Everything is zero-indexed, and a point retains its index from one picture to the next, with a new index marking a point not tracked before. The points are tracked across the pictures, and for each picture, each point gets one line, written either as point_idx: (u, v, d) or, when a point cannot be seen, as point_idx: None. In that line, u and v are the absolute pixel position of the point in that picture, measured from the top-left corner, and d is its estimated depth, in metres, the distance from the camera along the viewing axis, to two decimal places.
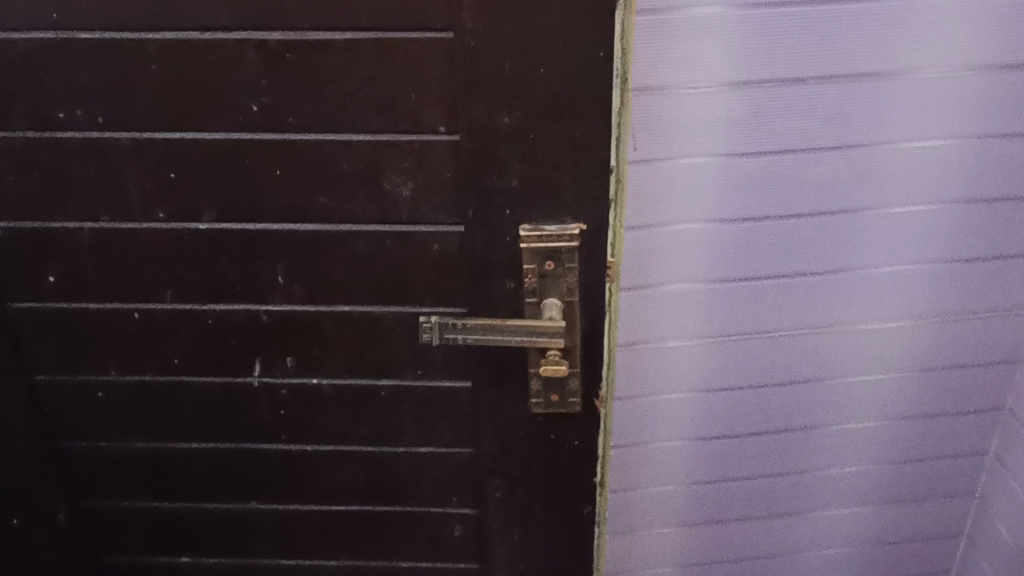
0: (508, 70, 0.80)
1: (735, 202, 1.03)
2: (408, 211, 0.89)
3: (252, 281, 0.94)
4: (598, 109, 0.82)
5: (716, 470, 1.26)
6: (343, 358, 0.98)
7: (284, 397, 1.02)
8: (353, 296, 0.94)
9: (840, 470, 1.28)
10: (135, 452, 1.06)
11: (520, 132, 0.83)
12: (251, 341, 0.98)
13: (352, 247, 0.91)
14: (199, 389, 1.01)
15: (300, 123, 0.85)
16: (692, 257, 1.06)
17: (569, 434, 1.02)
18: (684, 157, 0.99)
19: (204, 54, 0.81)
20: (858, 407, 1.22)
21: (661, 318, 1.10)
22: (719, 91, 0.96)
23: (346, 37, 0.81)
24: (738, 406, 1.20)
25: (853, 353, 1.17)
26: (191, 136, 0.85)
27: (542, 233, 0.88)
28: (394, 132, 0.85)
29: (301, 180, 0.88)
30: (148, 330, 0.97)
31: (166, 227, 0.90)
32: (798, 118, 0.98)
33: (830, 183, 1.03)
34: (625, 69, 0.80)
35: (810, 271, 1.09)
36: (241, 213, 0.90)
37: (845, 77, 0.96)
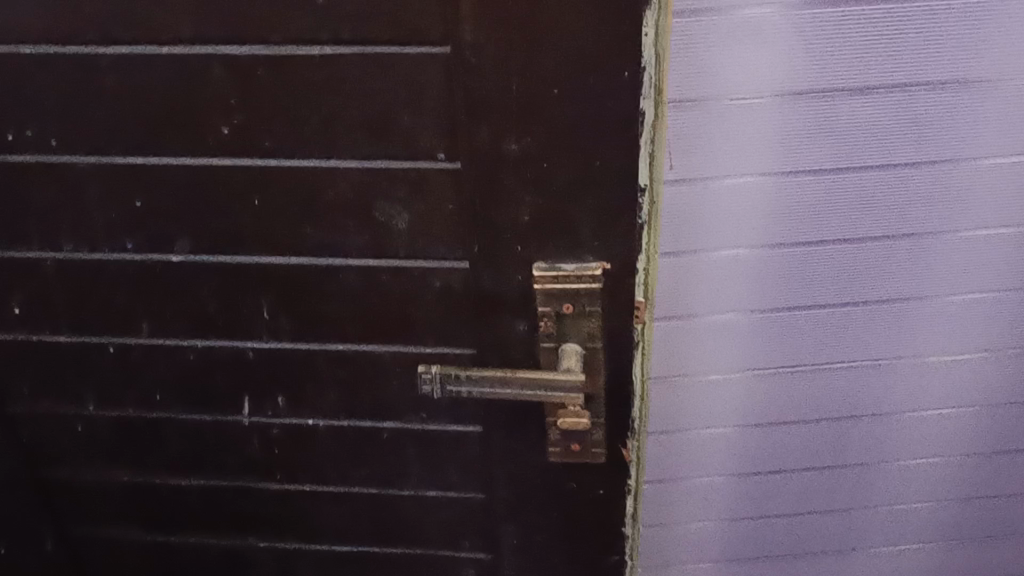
0: (516, 91, 0.67)
1: (788, 225, 0.89)
2: (405, 244, 0.77)
3: (234, 316, 0.84)
4: (623, 135, 0.69)
5: (761, 507, 1.13)
6: (339, 397, 0.89)
7: (276, 436, 0.92)
8: (346, 334, 0.84)
9: (903, 508, 1.14)
10: (122, 486, 0.98)
11: (531, 160, 0.70)
12: (238, 378, 0.88)
13: (343, 283, 0.80)
14: (185, 425, 0.92)
15: (278, 147, 0.73)
16: (737, 286, 0.93)
17: (594, 483, 0.91)
18: (728, 175, 0.86)
19: (164, 69, 0.70)
20: (924, 444, 1.08)
21: (700, 349, 0.98)
22: (770, 102, 0.82)
23: (324, 50, 0.68)
24: (786, 441, 1.07)
25: (919, 387, 1.03)
26: (156, 161, 0.75)
27: (558, 273, 0.76)
28: (386, 157, 0.73)
29: (282, 209, 0.76)
30: (126, 363, 0.88)
31: (136, 258, 0.81)
32: (864, 134, 0.84)
33: (898, 204, 0.89)
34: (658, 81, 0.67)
35: (872, 300, 0.95)
36: (218, 245, 0.79)
37: (920, 86, 0.82)
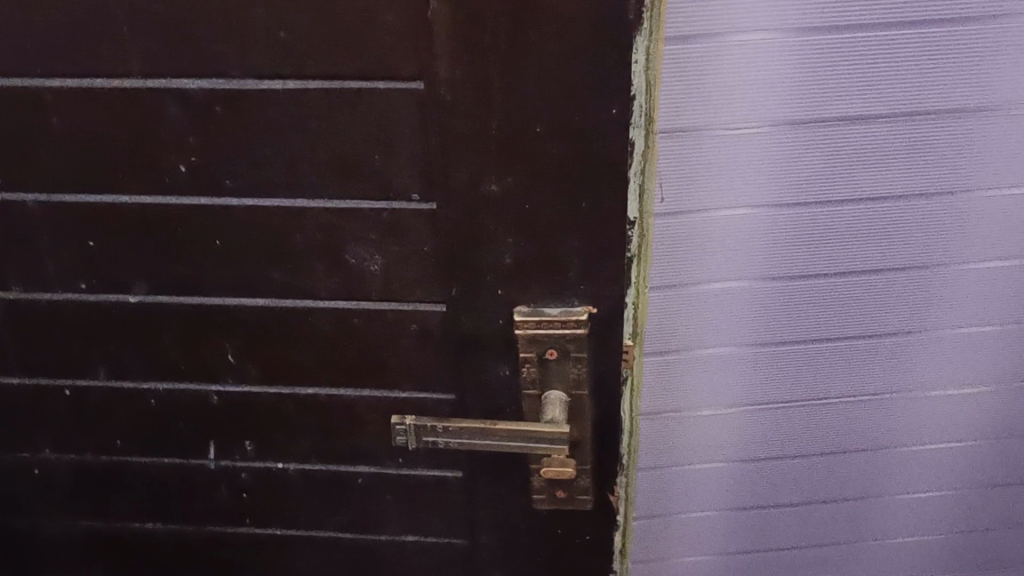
0: (496, 129, 0.62)
1: (786, 259, 0.85)
2: (379, 286, 0.72)
3: (198, 359, 0.78)
4: (612, 175, 0.64)
5: (755, 542, 1.08)
6: (312, 441, 0.84)
7: (245, 482, 0.87)
8: (317, 378, 0.79)
9: (902, 541, 1.09)
10: (83, 532, 0.93)
11: (512, 201, 0.65)
12: (203, 422, 0.83)
13: (314, 325, 0.75)
14: (148, 470, 0.87)
15: (240, 186, 0.68)
16: (731, 320, 0.89)
17: (581, 530, 0.86)
18: (723, 208, 0.81)
19: (115, 104, 0.65)
20: (925, 477, 1.03)
21: (692, 384, 0.93)
22: (766, 131, 0.77)
23: (288, 85, 0.63)
24: (782, 476, 1.02)
25: (920, 421, 0.98)
26: (108, 201, 0.70)
27: (542, 318, 0.71)
28: (357, 198, 0.67)
29: (246, 250, 0.71)
30: (83, 408, 0.83)
31: (91, 301, 0.76)
32: (866, 164, 0.80)
33: (902, 236, 0.84)
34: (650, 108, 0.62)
35: (874, 332, 0.91)
36: (178, 287, 0.74)
37: (926, 115, 0.78)
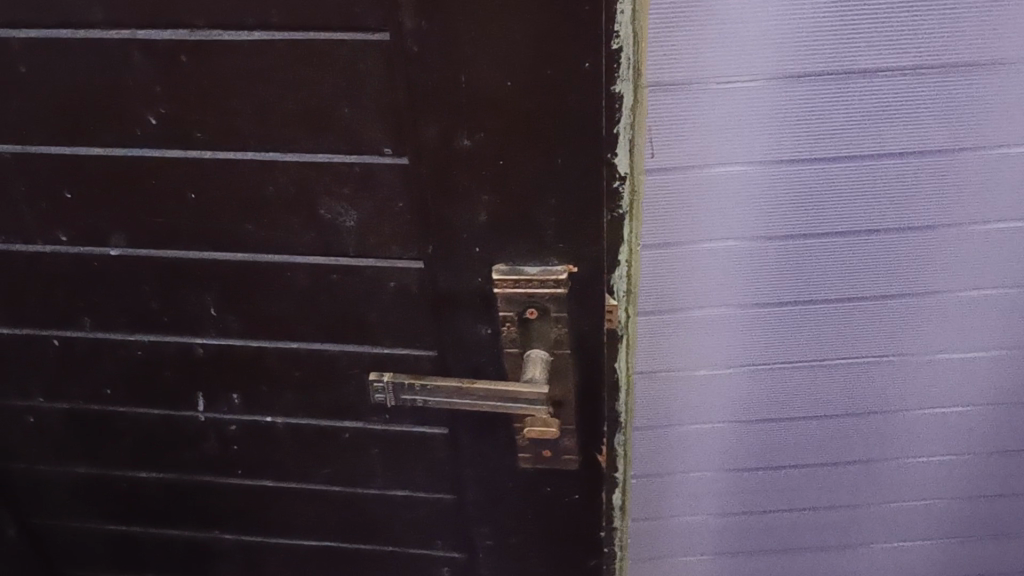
0: (466, 82, 0.60)
1: (783, 217, 0.82)
2: (355, 242, 0.71)
3: (180, 312, 0.78)
4: (587, 131, 0.62)
5: (755, 503, 1.07)
6: (297, 396, 0.83)
7: (234, 434, 0.88)
8: (298, 334, 0.78)
9: (906, 505, 1.07)
10: (80, 477, 0.95)
11: (485, 158, 0.63)
12: (189, 374, 0.83)
13: (292, 281, 0.74)
14: (138, 420, 0.88)
15: (211, 139, 0.67)
16: (727, 279, 0.86)
17: (567, 489, 0.85)
18: (717, 164, 0.79)
19: (81, 54, 0.64)
20: (930, 441, 1.01)
21: (687, 344, 0.91)
22: (761, 85, 0.74)
23: (254, 36, 0.61)
24: (783, 438, 1.00)
25: (925, 385, 0.95)
26: (82, 152, 0.69)
27: (520, 276, 0.69)
28: (329, 152, 0.66)
29: (221, 204, 0.70)
30: (71, 357, 0.83)
31: (72, 251, 0.75)
32: (867, 121, 0.77)
33: (906, 195, 0.81)
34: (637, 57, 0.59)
35: (876, 295, 0.88)
36: (156, 240, 0.73)
37: (931, 69, 0.74)
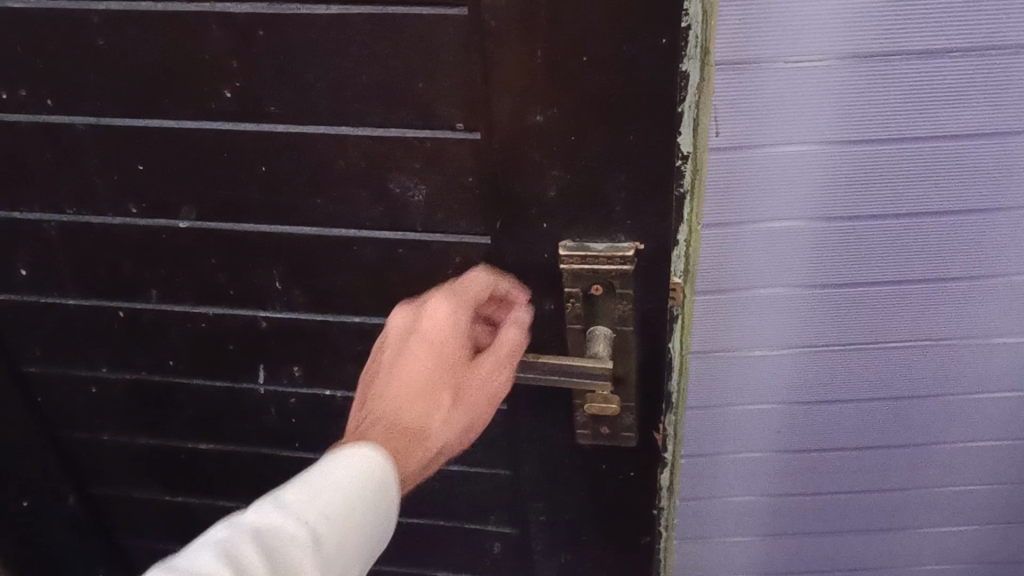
0: (541, 57, 0.60)
1: (846, 198, 0.82)
2: (422, 216, 0.71)
3: (246, 284, 0.79)
4: (661, 108, 0.62)
5: (805, 485, 1.07)
6: (357, 369, 0.84)
7: (294, 406, 0.89)
8: (363, 307, 0.79)
9: (956, 489, 1.07)
10: (141, 446, 0.97)
11: (558, 133, 0.64)
12: (252, 346, 0.85)
13: (359, 254, 0.75)
14: (200, 391, 0.90)
15: (284, 113, 0.67)
16: (786, 259, 0.86)
17: (623, 466, 0.85)
18: (781, 144, 0.79)
19: (159, 27, 0.64)
20: (983, 426, 1.00)
21: (743, 324, 0.92)
22: (829, 65, 0.74)
23: (331, 10, 0.62)
24: (835, 421, 1.00)
25: (981, 369, 0.95)
26: (156, 125, 0.70)
27: (588, 253, 0.70)
28: (400, 126, 0.66)
29: (291, 178, 0.71)
30: (136, 328, 0.85)
31: (142, 223, 0.77)
32: (935, 102, 0.76)
33: (970, 177, 0.80)
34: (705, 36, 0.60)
35: (936, 277, 0.87)
36: (225, 213, 0.75)
37: (1000, 49, 0.73)
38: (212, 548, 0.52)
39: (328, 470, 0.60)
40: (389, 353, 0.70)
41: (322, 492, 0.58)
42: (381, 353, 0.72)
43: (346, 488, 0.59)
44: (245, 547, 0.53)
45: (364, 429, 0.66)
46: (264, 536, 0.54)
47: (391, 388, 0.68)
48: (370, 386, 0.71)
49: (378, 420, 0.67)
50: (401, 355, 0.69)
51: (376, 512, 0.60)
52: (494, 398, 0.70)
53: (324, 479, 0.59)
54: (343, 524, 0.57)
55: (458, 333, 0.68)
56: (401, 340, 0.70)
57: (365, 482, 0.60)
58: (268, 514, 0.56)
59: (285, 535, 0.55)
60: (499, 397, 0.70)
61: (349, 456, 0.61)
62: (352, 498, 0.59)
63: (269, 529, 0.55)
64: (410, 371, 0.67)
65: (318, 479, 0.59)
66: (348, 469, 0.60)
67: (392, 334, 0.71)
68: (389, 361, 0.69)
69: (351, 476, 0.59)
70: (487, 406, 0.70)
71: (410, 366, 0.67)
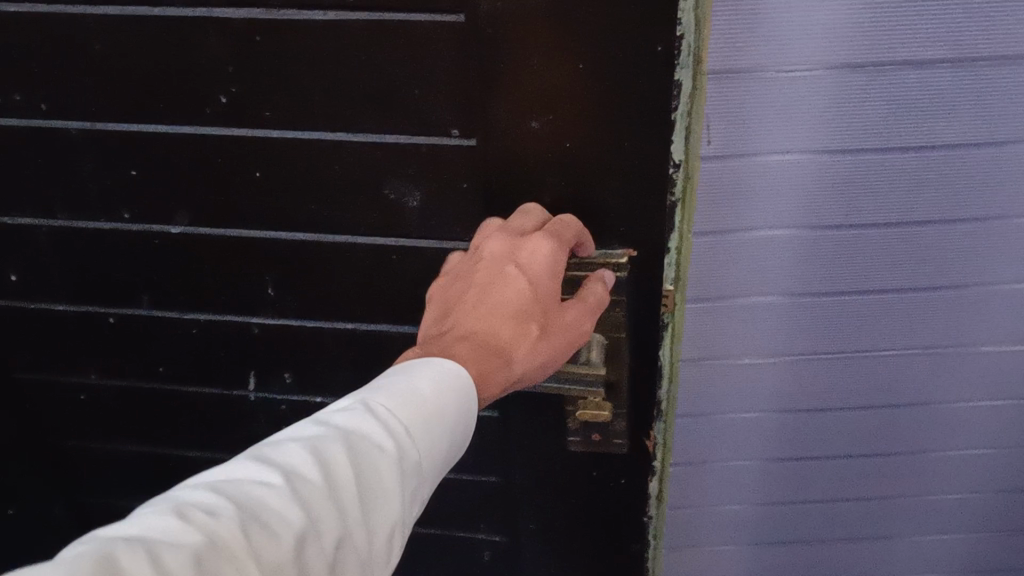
0: (538, 64, 0.61)
1: (834, 206, 0.83)
2: (416, 222, 0.72)
3: (239, 290, 0.80)
4: (655, 115, 0.62)
5: (791, 493, 1.08)
6: (348, 377, 0.84)
7: (284, 413, 0.89)
8: (355, 313, 0.79)
9: (940, 497, 1.08)
10: (128, 453, 0.97)
11: (553, 140, 0.64)
12: (243, 353, 0.85)
13: (352, 260, 0.75)
14: (189, 398, 0.90)
15: (280, 118, 0.67)
16: (776, 267, 0.87)
17: (613, 474, 0.86)
18: (771, 152, 0.79)
19: (155, 32, 0.64)
20: (967, 434, 1.01)
21: (732, 332, 0.92)
22: (820, 75, 0.74)
23: (328, 16, 0.62)
24: (822, 429, 1.01)
25: (966, 377, 0.96)
26: (151, 130, 0.70)
27: (581, 260, 0.70)
28: (396, 132, 0.67)
29: (286, 184, 0.71)
30: (127, 334, 0.85)
31: (135, 229, 0.77)
32: (925, 112, 0.76)
33: (957, 187, 0.81)
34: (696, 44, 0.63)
35: (922, 285, 0.88)
36: (219, 218, 0.75)
37: (990, 61, 0.74)
38: (300, 443, 0.47)
39: (414, 379, 0.53)
40: (472, 276, 0.63)
41: (410, 403, 0.51)
42: (459, 277, 0.65)
43: (433, 404, 0.52)
44: (337, 448, 0.47)
45: (447, 345, 0.60)
46: (353, 439, 0.48)
47: (476, 310, 0.61)
48: (450, 308, 0.64)
49: (466, 338, 0.60)
50: (494, 277, 0.62)
51: (459, 427, 0.54)
52: (579, 338, 0.64)
53: (411, 391, 0.52)
54: (426, 437, 0.52)
55: (556, 276, 0.63)
56: (490, 262, 0.63)
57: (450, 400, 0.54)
58: (357, 416, 0.49)
59: (371, 443, 0.48)
60: (581, 340, 0.64)
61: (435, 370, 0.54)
62: (437, 415, 0.52)
63: (358, 431, 0.49)
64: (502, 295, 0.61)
65: (405, 387, 0.52)
66: (438, 387, 0.53)
67: (472, 263, 0.65)
68: (477, 282, 0.63)
69: (437, 394, 0.53)
70: (569, 349, 0.63)
71: (506, 292, 0.61)
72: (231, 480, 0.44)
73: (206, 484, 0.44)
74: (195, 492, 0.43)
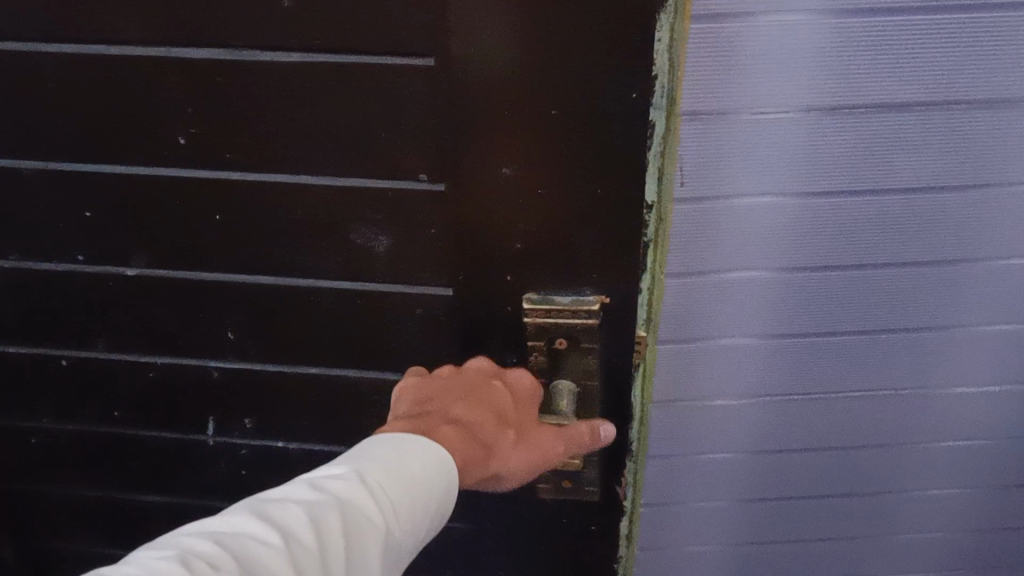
0: (509, 108, 0.59)
1: (810, 250, 0.80)
2: (383, 267, 0.69)
3: (198, 334, 0.77)
4: (630, 161, 0.60)
5: (764, 533, 1.06)
6: (312, 421, 0.82)
7: (245, 458, 0.86)
8: (319, 358, 0.77)
9: (914, 536, 1.07)
10: (83, 497, 0.93)
11: (523, 186, 0.62)
12: (203, 397, 0.82)
13: (316, 304, 0.73)
14: (146, 442, 0.87)
15: (241, 160, 0.65)
16: (750, 311, 0.85)
17: (585, 519, 0.83)
18: (745, 195, 0.77)
19: (113, 72, 0.62)
20: (940, 474, 1.00)
21: (705, 374, 0.90)
22: (794, 117, 0.72)
23: (293, 57, 0.60)
24: (795, 470, 0.99)
25: (940, 419, 0.95)
26: (108, 170, 0.68)
27: (552, 306, 0.68)
28: (362, 176, 0.65)
29: (247, 228, 0.69)
30: (81, 378, 0.82)
31: (89, 273, 0.74)
32: (902, 155, 0.74)
33: (934, 231, 0.79)
34: (673, 86, 0.62)
35: (897, 328, 0.87)
36: (177, 261, 0.72)
37: (968, 104, 0.72)
38: (299, 507, 0.49)
39: (405, 454, 0.55)
40: (453, 381, 0.68)
41: (406, 480, 0.54)
42: (436, 380, 0.69)
43: (424, 484, 0.54)
44: (333, 516, 0.49)
45: (435, 423, 0.61)
46: (345, 510, 0.50)
47: (459, 402, 0.65)
48: (427, 399, 0.66)
49: (452, 422, 0.63)
50: (480, 385, 0.68)
51: (441, 507, 0.56)
52: (551, 455, 0.66)
53: (402, 464, 0.54)
54: (411, 515, 0.53)
55: (529, 402, 0.69)
56: (476, 375, 0.69)
57: (442, 480, 0.56)
58: (350, 485, 0.52)
59: (361, 515, 0.51)
60: (551, 459, 0.67)
61: (431, 449, 0.56)
62: (425, 493, 0.54)
63: (351, 501, 0.51)
64: (494, 396, 0.67)
65: (397, 462, 0.54)
66: (427, 463, 0.55)
67: (449, 374, 0.69)
68: (461, 385, 0.67)
69: (426, 469, 0.55)
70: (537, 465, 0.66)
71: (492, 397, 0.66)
72: (235, 536, 0.47)
73: (208, 537, 0.46)
74: (199, 545, 0.45)
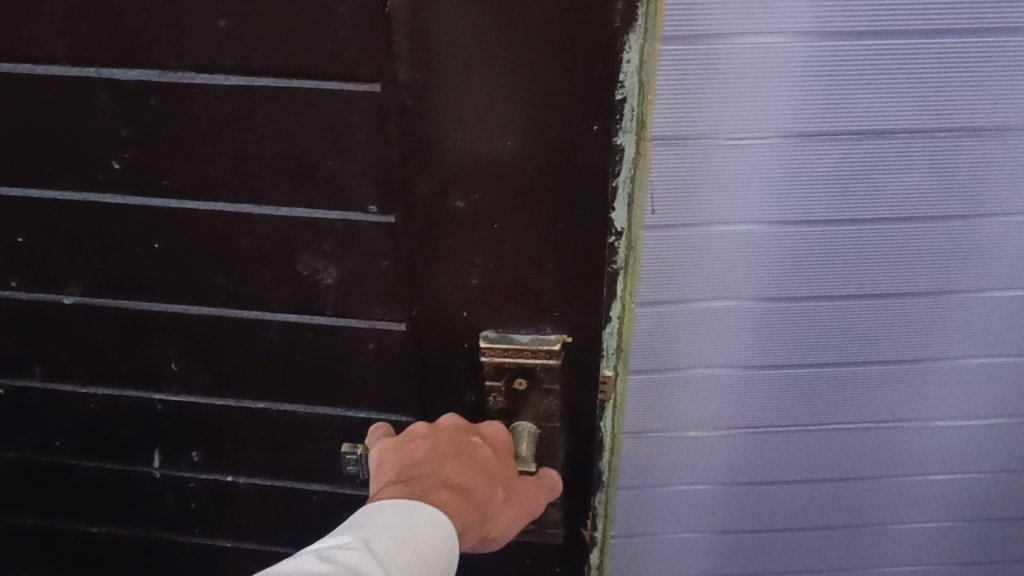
0: (461, 139, 0.54)
1: (787, 280, 0.76)
2: (333, 299, 0.65)
3: (140, 365, 0.73)
4: (591, 195, 0.56)
5: (738, 565, 1.02)
6: (263, 455, 0.78)
7: (193, 490, 0.82)
8: (269, 391, 0.73)
9: (892, 569, 1.03)
10: (26, 526, 0.89)
11: (478, 220, 0.58)
12: (147, 429, 0.78)
13: (263, 335, 0.69)
14: (90, 473, 0.83)
15: (180, 186, 0.61)
16: (726, 342, 0.81)
17: (550, 559, 0.80)
18: (720, 223, 0.73)
19: (40, 92, 0.58)
20: (922, 507, 0.96)
21: (679, 406, 0.86)
22: (771, 143, 0.68)
23: (230, 81, 0.55)
24: (772, 503, 0.96)
25: (922, 452, 0.91)
26: (38, 194, 0.63)
27: (510, 345, 0.64)
28: (308, 206, 0.60)
29: (187, 257, 0.65)
30: (20, 406, 0.78)
31: (24, 298, 0.70)
32: (885, 184, 0.71)
33: (918, 261, 0.76)
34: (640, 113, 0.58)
35: (879, 360, 0.83)
36: (117, 290, 0.68)
37: (954, 131, 0.68)
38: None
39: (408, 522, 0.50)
40: (434, 439, 0.62)
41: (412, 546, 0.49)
42: (413, 441, 0.63)
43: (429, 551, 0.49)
44: None
45: (431, 485, 0.56)
46: None
47: (450, 462, 0.60)
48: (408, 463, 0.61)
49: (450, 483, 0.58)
50: (464, 443, 0.62)
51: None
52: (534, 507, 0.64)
53: (404, 533, 0.49)
54: None
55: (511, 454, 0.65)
56: (452, 433, 0.63)
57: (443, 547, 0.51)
58: (360, 555, 0.46)
59: None
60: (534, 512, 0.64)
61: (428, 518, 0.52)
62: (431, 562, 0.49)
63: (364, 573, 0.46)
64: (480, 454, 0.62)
65: (398, 530, 0.49)
66: (430, 531, 0.51)
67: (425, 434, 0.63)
68: (444, 445, 0.62)
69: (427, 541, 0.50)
70: (523, 519, 0.63)
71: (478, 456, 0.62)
72: None
73: None
74: None
